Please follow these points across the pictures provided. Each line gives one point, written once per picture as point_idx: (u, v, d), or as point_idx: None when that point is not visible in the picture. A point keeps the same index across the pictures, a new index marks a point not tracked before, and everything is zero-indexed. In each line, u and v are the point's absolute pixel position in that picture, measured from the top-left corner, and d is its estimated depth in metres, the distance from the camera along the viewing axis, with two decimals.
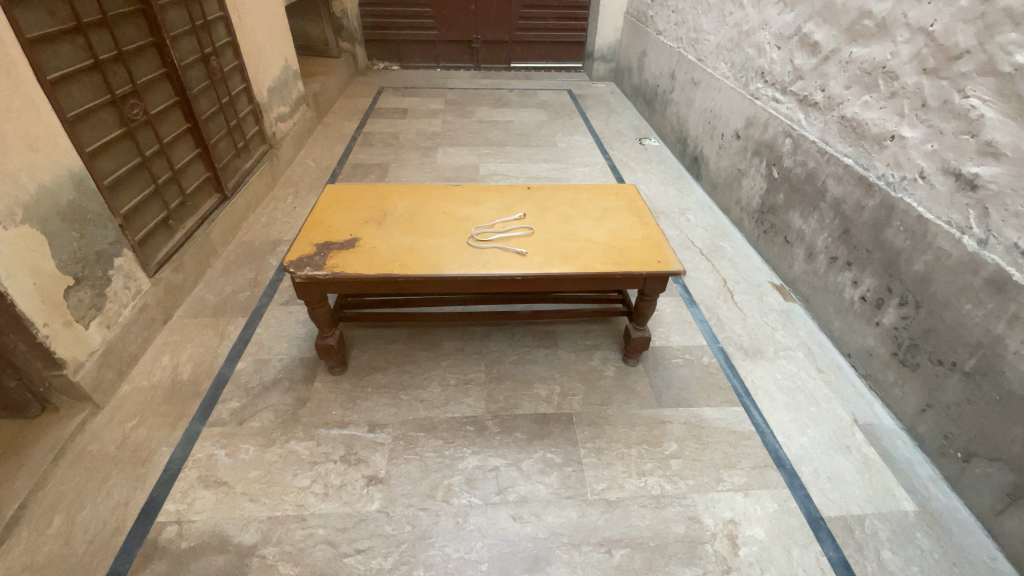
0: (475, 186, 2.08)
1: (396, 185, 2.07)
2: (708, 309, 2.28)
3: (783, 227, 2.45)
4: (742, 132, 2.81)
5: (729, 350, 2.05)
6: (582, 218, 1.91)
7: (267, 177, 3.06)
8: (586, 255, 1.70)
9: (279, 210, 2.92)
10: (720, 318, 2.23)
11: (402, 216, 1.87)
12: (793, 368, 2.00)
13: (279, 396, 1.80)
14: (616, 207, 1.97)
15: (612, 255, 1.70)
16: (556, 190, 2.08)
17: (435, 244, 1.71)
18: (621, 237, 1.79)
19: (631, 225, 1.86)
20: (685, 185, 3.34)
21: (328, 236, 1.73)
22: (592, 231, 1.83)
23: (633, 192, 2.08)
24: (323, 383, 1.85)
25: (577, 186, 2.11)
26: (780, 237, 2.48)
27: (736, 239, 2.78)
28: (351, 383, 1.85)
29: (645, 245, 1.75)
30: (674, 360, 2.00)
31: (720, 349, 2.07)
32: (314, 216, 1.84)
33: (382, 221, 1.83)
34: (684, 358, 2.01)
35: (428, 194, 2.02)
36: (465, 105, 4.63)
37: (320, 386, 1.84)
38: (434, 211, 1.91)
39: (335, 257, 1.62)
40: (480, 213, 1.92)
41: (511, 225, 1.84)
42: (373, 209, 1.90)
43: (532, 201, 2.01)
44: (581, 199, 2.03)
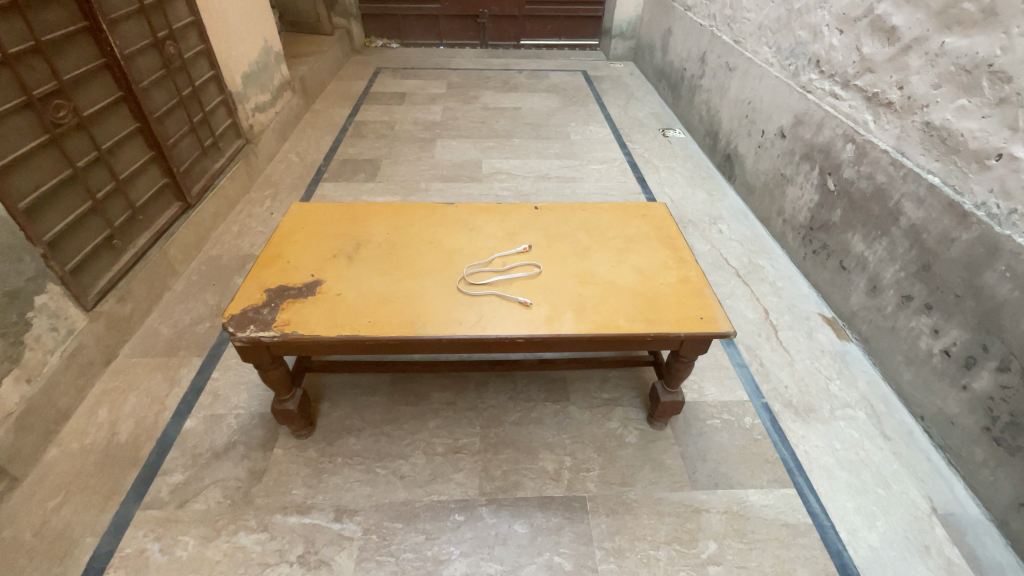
0: (471, 206, 1.72)
1: (376, 204, 1.72)
2: (748, 349, 1.92)
3: (838, 250, 2.07)
4: (789, 130, 2.40)
5: (775, 409, 1.70)
6: (601, 251, 1.54)
7: (241, 178, 2.72)
8: (609, 307, 1.34)
9: (254, 218, 2.58)
10: (762, 362, 1.88)
11: (379, 248, 1.52)
12: (854, 434, 1.65)
13: (232, 467, 1.50)
14: (643, 235, 1.60)
15: (641, 307, 1.34)
16: (569, 212, 1.71)
17: (417, 290, 1.36)
18: (651, 280, 1.42)
19: (663, 262, 1.49)
20: (716, 187, 2.94)
21: (285, 278, 1.39)
22: (615, 271, 1.46)
23: (663, 214, 1.70)
24: (285, 450, 1.54)
25: (594, 206, 1.74)
26: (833, 261, 2.09)
27: (778, 257, 2.40)
28: (318, 450, 1.54)
29: (681, 293, 1.38)
30: (710, 422, 1.66)
31: (764, 406, 1.72)
32: (270, 248, 1.49)
33: (354, 255, 1.48)
34: (721, 420, 1.66)
35: (413, 216, 1.66)
36: (469, 88, 4.21)
37: (282, 454, 1.53)
38: (419, 241, 1.55)
39: (289, 311, 1.28)
40: (476, 243, 1.56)
41: (512, 261, 1.49)
42: (344, 238, 1.55)
43: (540, 226, 1.65)
44: (600, 223, 1.66)
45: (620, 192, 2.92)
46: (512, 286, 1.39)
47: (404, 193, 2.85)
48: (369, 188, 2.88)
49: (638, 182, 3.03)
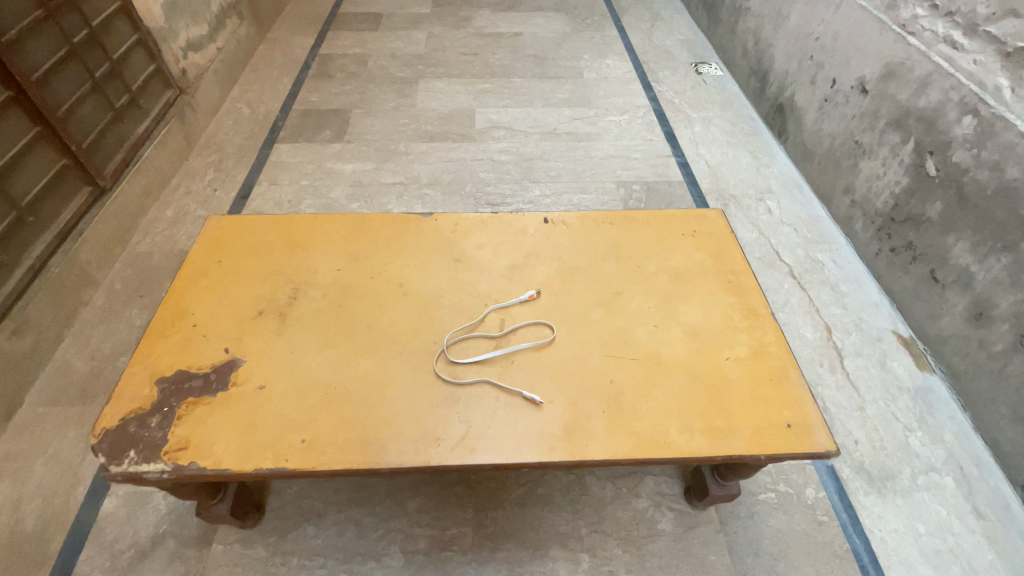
0: (457, 217, 1.24)
1: (326, 216, 1.25)
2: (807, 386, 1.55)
3: (931, 254, 1.62)
4: (874, 84, 1.84)
5: (844, 476, 1.36)
6: (639, 296, 1.10)
7: (173, 144, 2.19)
8: (654, 405, 0.92)
9: (194, 199, 2.10)
10: (825, 405, 1.51)
11: (327, 296, 1.08)
12: (943, 512, 1.32)
13: (161, 573, 1.19)
14: (696, 268, 1.15)
15: (700, 405, 0.93)
16: (592, 226, 1.24)
17: (377, 376, 0.95)
18: (713, 352, 1.00)
19: (728, 319, 1.06)
20: (762, 147, 2.40)
21: (187, 358, 0.97)
22: (661, 334, 1.03)
23: (722, 232, 1.23)
24: (227, 547, 1.22)
25: (627, 217, 1.26)
26: (921, 267, 1.66)
27: (841, 251, 1.95)
28: (269, 547, 1.22)
29: (757, 378, 0.97)
30: (763, 498, 1.31)
31: (829, 470, 1.38)
32: (172, 302, 1.06)
33: (290, 311, 1.05)
34: (778, 495, 1.32)
35: (377, 238, 1.20)
36: (458, 7, 3.45)
37: (223, 552, 1.21)
38: (384, 282, 1.11)
39: (189, 424, 0.88)
40: (463, 283, 1.12)
41: (514, 319, 1.05)
42: (278, 279, 1.11)
43: (553, 251, 1.18)
44: (636, 247, 1.20)
45: (645, 154, 2.37)
46: (514, 365, 0.97)
47: (379, 158, 2.31)
48: (336, 151, 2.34)
49: (666, 139, 2.47)
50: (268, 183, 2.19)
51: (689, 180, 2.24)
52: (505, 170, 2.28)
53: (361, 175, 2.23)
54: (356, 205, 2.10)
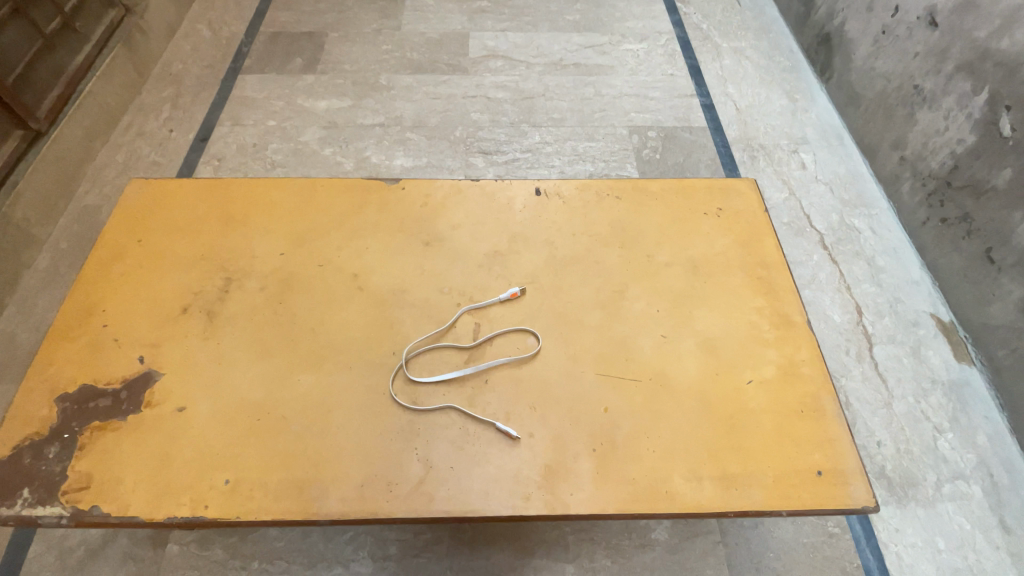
0: (428, 186, 1.01)
1: (270, 184, 1.03)
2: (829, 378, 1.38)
3: (990, 230, 1.39)
4: (947, 15, 1.53)
5: None
6: (647, 297, 0.89)
7: (119, 74, 1.90)
8: (655, 443, 0.75)
9: (148, 142, 1.85)
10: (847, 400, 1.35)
11: (265, 291, 0.89)
12: (969, 527, 1.19)
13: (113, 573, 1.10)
14: (719, 260, 0.94)
15: (712, 445, 0.76)
16: (595, 200, 1.00)
17: (320, 398, 0.78)
18: (732, 374, 0.82)
19: (753, 329, 0.86)
20: (800, 87, 2.07)
21: (95, 371, 0.82)
22: (670, 348, 0.84)
23: (753, 212, 1.01)
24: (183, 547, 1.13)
25: (638, 188, 1.03)
26: (976, 244, 1.43)
27: (881, 217, 1.70)
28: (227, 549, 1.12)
29: (784, 409, 0.79)
30: None
31: None
32: (83, 295, 0.90)
33: (221, 310, 0.88)
34: None
35: (329, 213, 0.98)
36: None
37: (178, 552, 1.12)
38: (336, 271, 0.91)
39: (92, 458, 0.75)
40: (431, 275, 0.91)
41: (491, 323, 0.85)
42: (210, 269, 0.93)
43: (545, 233, 0.96)
44: (648, 229, 0.97)
45: (664, 93, 2.05)
46: (487, 387, 0.79)
47: (356, 93, 2.01)
48: (308, 85, 2.04)
49: (690, 74, 2.13)
50: (231, 122, 1.92)
51: (713, 126, 1.94)
52: (501, 110, 1.97)
53: (335, 114, 1.94)
54: (329, 151, 1.84)
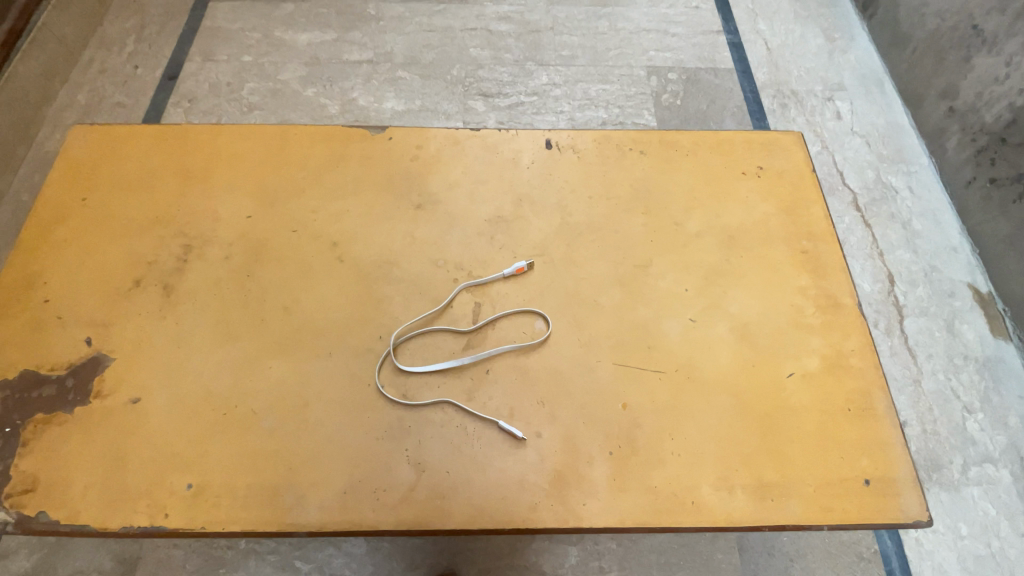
0: (420, 136, 0.86)
1: (235, 133, 0.89)
2: None
3: None
4: None
5: None
6: (675, 273, 0.76)
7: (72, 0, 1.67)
8: (682, 446, 0.65)
9: (109, 80, 1.65)
10: None
11: (230, 261, 0.77)
12: (994, 513, 1.13)
13: (93, 552, 1.04)
14: (759, 230, 0.81)
15: (747, 448, 0.66)
16: (615, 156, 0.86)
17: (295, 390, 0.68)
18: (772, 365, 0.71)
19: (796, 313, 0.75)
20: (839, 24, 1.84)
21: (36, 354, 0.71)
22: (700, 334, 0.72)
23: (797, 173, 0.87)
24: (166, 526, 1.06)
25: (665, 142, 0.88)
26: None
27: (920, 175, 1.54)
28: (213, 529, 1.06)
29: (829, 408, 0.69)
30: None
31: None
32: (21, 263, 0.78)
33: (181, 283, 0.76)
34: None
35: (303, 168, 0.84)
36: None
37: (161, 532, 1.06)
38: (312, 238, 0.78)
39: (35, 457, 0.65)
40: (424, 244, 0.78)
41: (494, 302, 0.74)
42: (166, 234, 0.80)
43: (557, 195, 0.82)
44: (677, 192, 0.83)
45: (688, 28, 1.83)
46: (489, 379, 0.69)
47: (341, 25, 1.78)
48: (287, 15, 1.80)
49: (717, 7, 1.89)
50: (202, 58, 1.71)
51: (740, 68, 1.73)
52: (504, 46, 1.75)
53: (318, 49, 1.73)
54: (312, 92, 1.65)
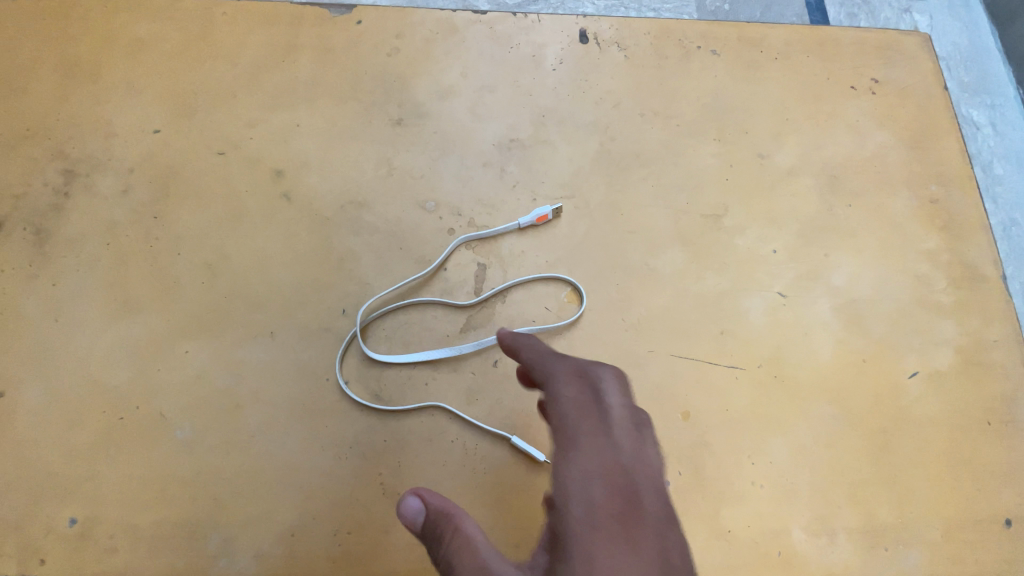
0: (401, 21, 0.61)
1: (137, 12, 0.62)
2: None
3: None
4: None
5: None
6: (759, 227, 0.55)
7: None
8: (765, 474, 0.47)
9: None
10: None
11: (130, 196, 0.54)
12: None
13: None
14: (873, 170, 0.58)
15: (853, 478, 0.48)
16: (677, 59, 0.61)
17: (222, 386, 0.48)
18: (888, 361, 0.51)
19: (922, 287, 0.54)
20: None
21: None
22: (792, 316, 0.52)
23: (924, 90, 0.63)
24: None
25: (746, 40, 0.62)
26: None
27: None
28: None
29: (963, 422, 0.50)
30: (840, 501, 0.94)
31: None
32: None
33: (60, 226, 0.53)
34: None
35: (233, 64, 0.59)
36: None
37: None
38: (245, 165, 0.55)
39: None
40: (407, 177, 0.55)
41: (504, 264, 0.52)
42: (39, 154, 0.56)
43: (593, 111, 0.58)
44: (760, 111, 0.59)
45: None
46: (498, 374, 0.49)
47: None
48: None
49: None
50: None
51: None
52: None
53: None
54: None
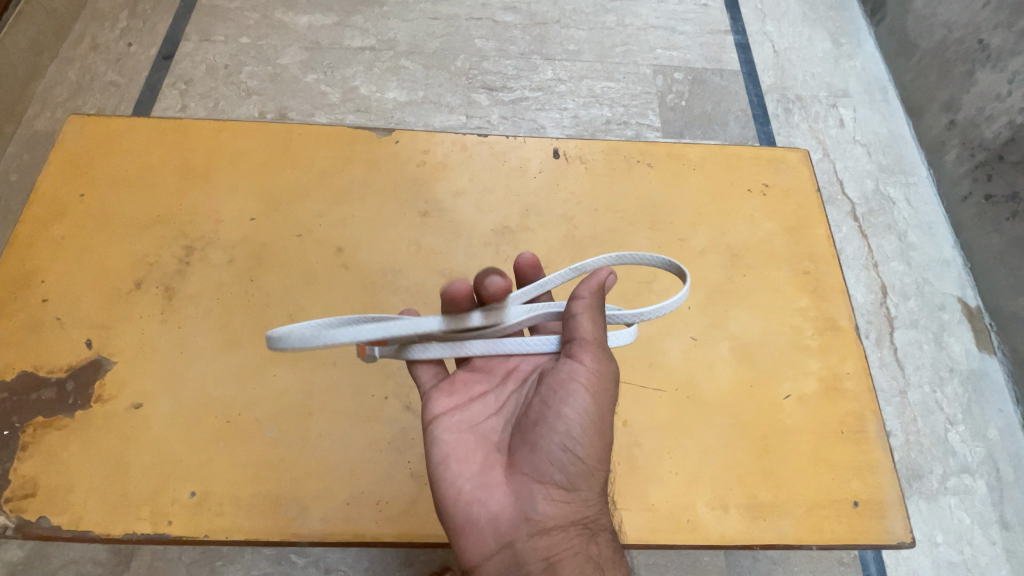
0: (428, 141, 0.85)
1: (237, 131, 0.85)
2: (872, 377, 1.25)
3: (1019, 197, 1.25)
4: None
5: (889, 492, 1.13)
6: (678, 291, 0.77)
7: None
8: (679, 465, 0.67)
9: (99, 34, 1.46)
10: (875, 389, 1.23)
11: (233, 266, 0.76)
12: (969, 522, 1.13)
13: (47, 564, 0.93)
14: (763, 250, 0.81)
15: (742, 469, 0.68)
16: (622, 170, 0.85)
17: (298, 400, 0.69)
18: (770, 387, 0.72)
19: (795, 334, 0.76)
20: (842, 26, 1.67)
21: (37, 355, 0.69)
22: (700, 354, 0.73)
23: (805, 192, 0.87)
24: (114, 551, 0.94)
25: (675, 156, 0.87)
26: (1003, 217, 1.29)
27: (918, 187, 1.45)
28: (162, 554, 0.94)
29: (825, 431, 0.71)
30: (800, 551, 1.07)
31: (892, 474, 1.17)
32: (17, 259, 0.75)
33: (182, 287, 0.75)
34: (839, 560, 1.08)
35: (308, 172, 0.82)
36: None
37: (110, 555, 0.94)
38: (316, 243, 0.78)
39: (36, 460, 0.65)
40: (430, 254, 0.78)
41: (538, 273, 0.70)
42: (166, 234, 0.78)
43: (563, 206, 0.82)
44: (682, 207, 0.83)
45: (696, 26, 1.65)
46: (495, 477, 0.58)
47: (343, 7, 1.56)
48: None
49: (726, 6, 1.69)
50: (198, 37, 1.47)
51: (747, 71, 1.59)
52: (510, 38, 1.57)
53: (319, 33, 1.51)
54: (313, 79, 1.45)
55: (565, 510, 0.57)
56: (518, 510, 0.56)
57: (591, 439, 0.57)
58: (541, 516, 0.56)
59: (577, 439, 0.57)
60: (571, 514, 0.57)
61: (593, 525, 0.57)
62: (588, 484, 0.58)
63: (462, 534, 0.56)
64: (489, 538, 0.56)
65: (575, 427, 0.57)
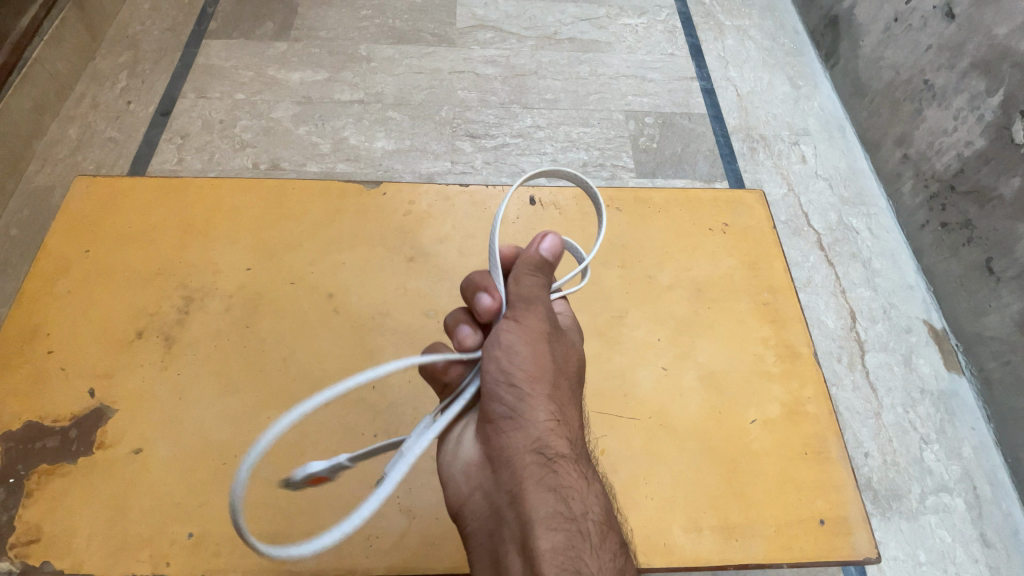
0: (413, 192, 0.92)
1: (235, 188, 0.91)
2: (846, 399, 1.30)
3: (971, 225, 1.32)
4: (965, 8, 1.33)
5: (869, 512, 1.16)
6: (648, 324, 0.83)
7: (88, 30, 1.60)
8: (655, 491, 0.71)
9: (100, 94, 1.55)
10: (850, 411, 1.28)
11: (229, 313, 0.81)
12: (950, 540, 1.16)
13: None
14: (725, 283, 0.88)
15: (714, 493, 0.72)
16: (593, 213, 0.92)
17: (292, 440, 0.73)
18: (737, 412, 0.77)
19: (758, 362, 0.81)
20: (798, 70, 1.80)
21: (43, 405, 0.73)
22: (671, 383, 0.78)
23: (762, 228, 0.94)
24: None
25: (642, 199, 0.95)
26: (959, 243, 1.35)
27: (879, 217, 1.54)
28: None
29: (790, 452, 0.75)
30: None
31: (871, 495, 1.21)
32: (23, 314, 0.79)
33: (181, 335, 0.79)
34: None
35: (300, 223, 0.89)
36: None
37: None
38: (309, 290, 0.83)
39: (39, 507, 0.67)
40: (416, 296, 0.84)
41: None
42: (167, 286, 0.83)
43: None
44: (649, 247, 0.90)
45: (664, 74, 1.77)
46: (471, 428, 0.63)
47: (333, 64, 1.66)
48: (279, 54, 1.66)
49: (691, 54, 1.82)
50: (195, 94, 1.56)
51: (712, 113, 1.70)
52: (491, 89, 1.68)
53: (310, 88, 1.61)
54: (305, 131, 1.54)
55: (516, 440, 0.55)
56: (483, 451, 0.58)
57: (523, 366, 0.55)
58: (500, 451, 0.56)
59: (513, 368, 0.55)
60: (523, 441, 0.55)
61: (552, 453, 0.54)
62: (531, 407, 0.55)
63: (449, 487, 0.61)
64: (469, 487, 0.59)
65: (505, 358, 0.56)
